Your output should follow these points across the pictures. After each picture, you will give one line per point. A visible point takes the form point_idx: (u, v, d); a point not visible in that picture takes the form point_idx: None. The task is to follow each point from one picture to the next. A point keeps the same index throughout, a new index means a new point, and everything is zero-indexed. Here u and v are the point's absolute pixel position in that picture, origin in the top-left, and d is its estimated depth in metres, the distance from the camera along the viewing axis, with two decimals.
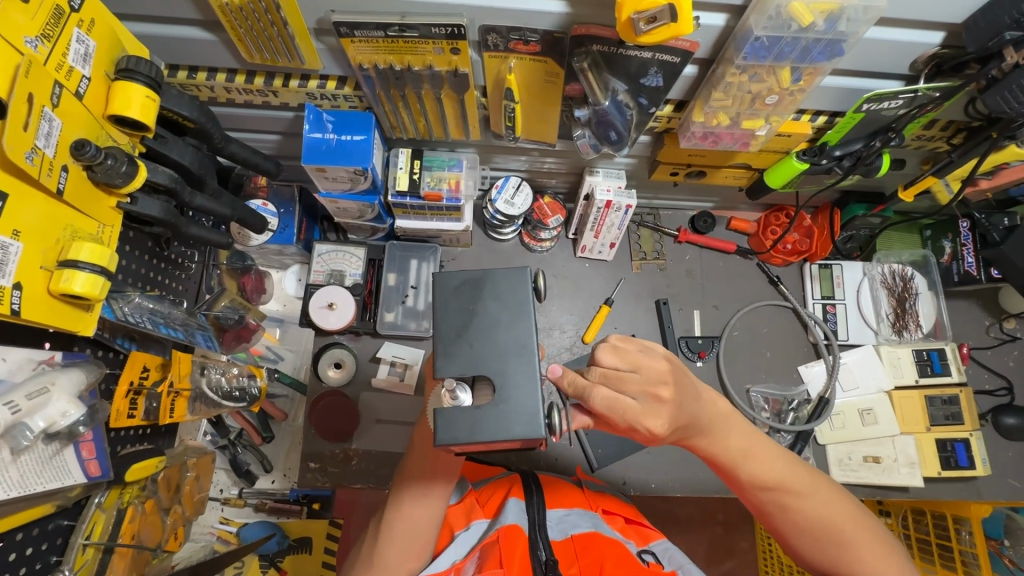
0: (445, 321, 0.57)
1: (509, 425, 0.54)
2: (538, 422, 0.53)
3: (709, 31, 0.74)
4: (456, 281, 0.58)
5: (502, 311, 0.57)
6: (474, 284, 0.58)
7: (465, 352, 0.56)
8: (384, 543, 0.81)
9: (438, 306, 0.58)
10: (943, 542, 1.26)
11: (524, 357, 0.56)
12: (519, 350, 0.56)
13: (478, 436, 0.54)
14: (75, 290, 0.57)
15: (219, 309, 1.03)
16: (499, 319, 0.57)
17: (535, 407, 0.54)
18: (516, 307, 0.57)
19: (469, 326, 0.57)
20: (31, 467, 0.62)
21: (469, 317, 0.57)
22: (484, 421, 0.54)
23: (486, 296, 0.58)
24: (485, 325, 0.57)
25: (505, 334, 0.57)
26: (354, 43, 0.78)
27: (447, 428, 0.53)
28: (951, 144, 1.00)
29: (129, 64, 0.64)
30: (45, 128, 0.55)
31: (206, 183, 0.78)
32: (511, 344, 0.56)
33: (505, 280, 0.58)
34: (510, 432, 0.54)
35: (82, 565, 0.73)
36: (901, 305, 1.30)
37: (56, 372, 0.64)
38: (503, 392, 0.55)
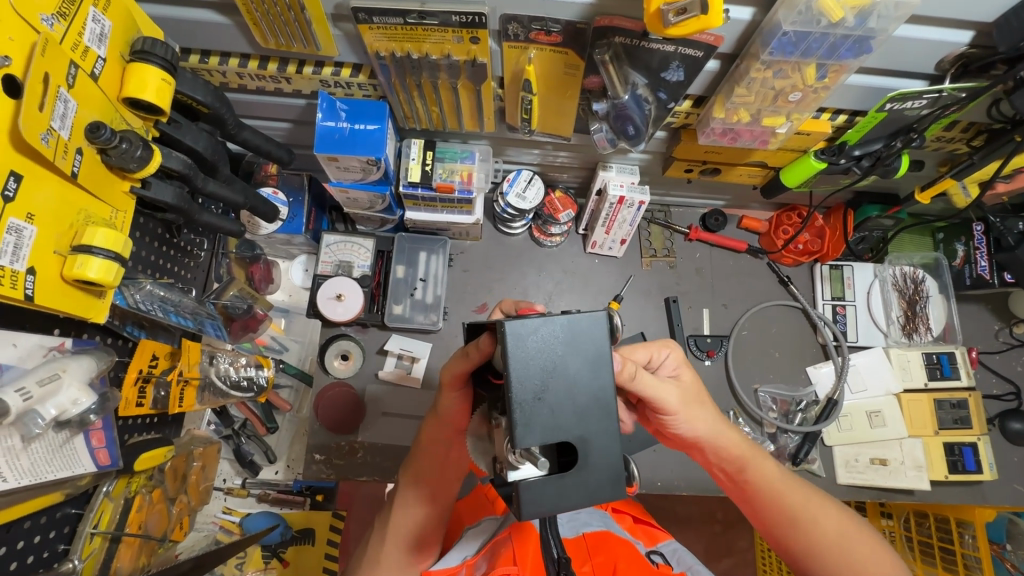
0: (520, 379, 0.49)
1: (595, 490, 0.50)
2: (622, 481, 0.50)
3: (736, 26, 0.73)
4: (531, 330, 0.49)
5: (582, 365, 0.50)
6: (551, 332, 0.50)
7: (545, 417, 0.49)
8: (391, 543, 0.80)
9: (514, 362, 0.49)
10: (946, 546, 1.27)
11: (607, 416, 0.51)
12: (601, 409, 0.50)
13: (564, 505, 0.49)
14: (89, 275, 0.56)
15: (227, 299, 1.02)
16: (579, 372, 0.50)
17: (619, 465, 0.50)
18: (597, 358, 0.51)
19: (549, 384, 0.49)
20: (42, 455, 0.61)
21: (547, 376, 0.49)
22: (570, 489, 0.49)
23: (564, 350, 0.50)
24: (565, 382, 0.50)
25: (585, 390, 0.50)
26: (371, 30, 0.77)
27: (535, 501, 0.48)
28: (971, 146, 0.99)
29: (145, 45, 0.63)
30: (60, 109, 0.53)
31: (218, 170, 0.77)
32: (592, 400, 0.50)
33: (583, 324, 0.51)
34: (592, 495, 0.50)
35: (90, 554, 0.72)
36: (911, 308, 1.29)
37: (66, 359, 0.63)
38: (587, 456, 0.50)
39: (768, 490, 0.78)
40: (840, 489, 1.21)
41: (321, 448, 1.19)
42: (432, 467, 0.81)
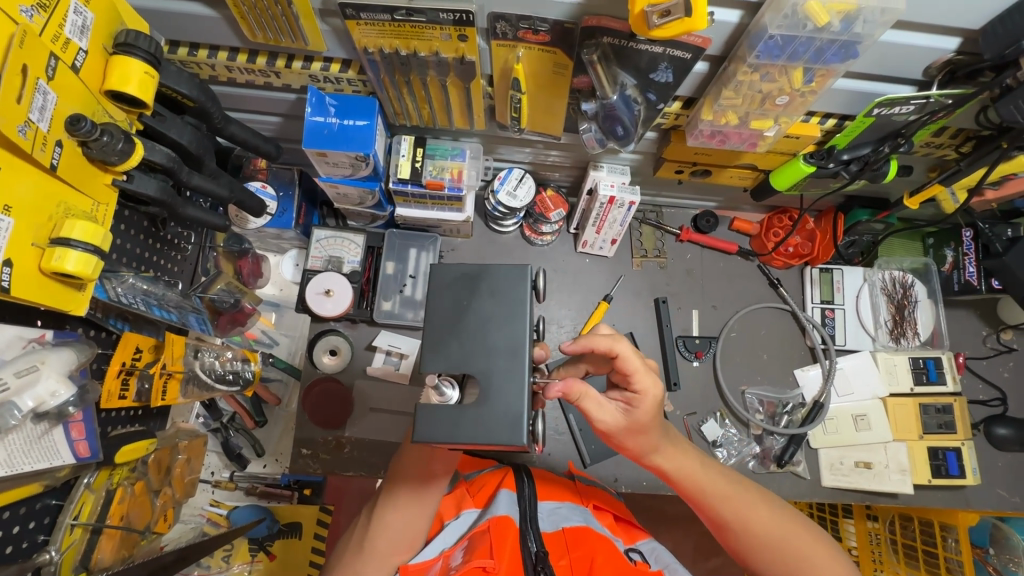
0: (438, 313, 0.60)
1: (490, 429, 0.55)
2: (519, 426, 0.55)
3: (723, 28, 0.73)
4: (456, 277, 0.61)
5: (495, 308, 0.60)
6: (472, 280, 0.61)
7: (455, 347, 0.59)
8: (377, 532, 0.80)
9: (432, 298, 0.61)
10: (930, 549, 1.29)
11: (513, 359, 0.58)
12: (506, 352, 0.58)
13: (458, 435, 0.55)
14: (68, 268, 0.56)
15: (214, 293, 1.01)
16: (492, 318, 0.59)
17: (517, 409, 0.56)
18: (512, 308, 0.60)
19: (461, 322, 0.59)
20: (20, 447, 0.61)
21: (462, 313, 0.60)
22: (465, 421, 0.56)
23: (482, 294, 0.60)
24: (477, 321, 0.59)
25: (494, 332, 0.59)
26: (359, 26, 0.77)
27: (427, 423, 0.56)
28: (959, 152, 0.99)
29: (128, 38, 0.62)
30: (39, 101, 0.53)
31: (204, 163, 0.76)
32: (500, 345, 0.58)
33: (503, 278, 0.60)
34: (492, 435, 0.56)
35: (69, 546, 0.72)
36: (899, 312, 1.30)
37: (46, 351, 0.63)
38: (487, 394, 0.57)
39: (726, 516, 0.79)
40: (824, 491, 1.22)
41: (307, 443, 1.19)
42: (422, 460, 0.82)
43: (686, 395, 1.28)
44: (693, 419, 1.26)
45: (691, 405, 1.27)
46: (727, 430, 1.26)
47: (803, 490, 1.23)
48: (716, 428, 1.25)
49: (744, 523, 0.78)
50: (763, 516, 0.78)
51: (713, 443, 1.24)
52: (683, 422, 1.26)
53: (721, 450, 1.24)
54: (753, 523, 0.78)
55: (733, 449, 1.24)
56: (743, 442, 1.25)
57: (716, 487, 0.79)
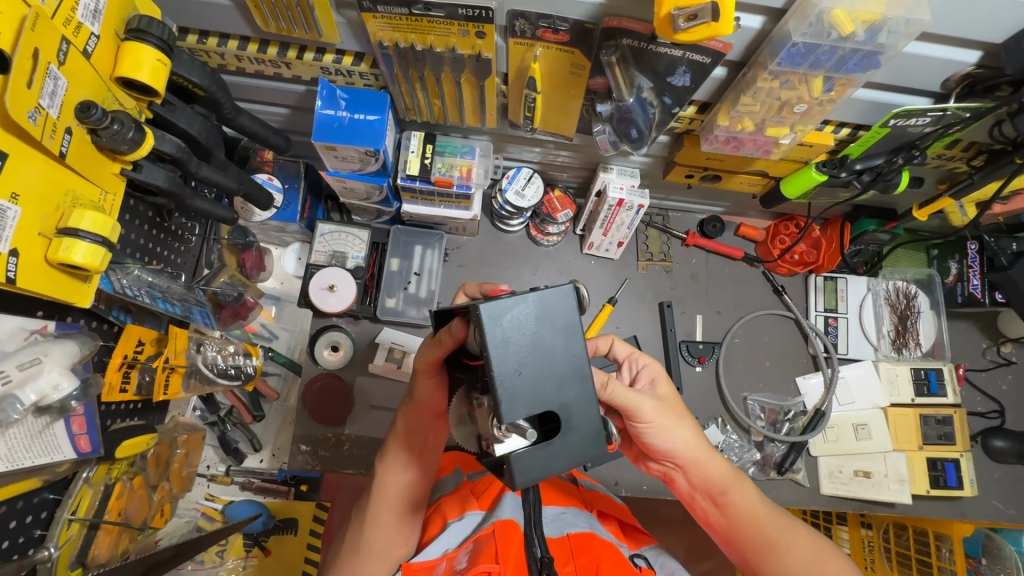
0: (498, 357, 0.47)
1: (581, 451, 0.50)
2: (607, 439, 0.50)
3: (746, 34, 0.72)
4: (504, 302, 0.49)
5: (556, 335, 0.50)
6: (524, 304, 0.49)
7: (528, 389, 0.48)
8: (369, 530, 0.79)
9: (488, 336, 0.47)
10: (923, 558, 1.31)
11: (586, 381, 0.50)
12: (577, 377, 0.50)
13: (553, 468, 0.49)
14: (75, 260, 0.55)
15: (217, 286, 1.01)
16: (554, 347, 0.49)
17: (600, 426, 0.50)
18: (571, 326, 0.50)
19: (527, 355, 0.48)
20: (21, 441, 0.59)
21: (525, 350, 0.48)
22: (557, 451, 0.49)
23: (538, 324, 0.49)
24: (543, 353, 0.49)
25: (562, 359, 0.50)
26: (374, 18, 0.75)
27: (527, 470, 0.48)
28: (971, 166, 0.99)
29: (141, 23, 0.61)
30: (50, 86, 0.51)
31: (212, 154, 0.75)
32: (571, 371, 0.50)
33: (551, 299, 0.50)
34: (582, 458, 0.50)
35: (67, 541, 0.71)
36: (902, 323, 1.30)
37: (49, 343, 0.61)
38: (568, 420, 0.49)
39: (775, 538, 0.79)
40: (822, 499, 1.22)
41: (307, 440, 1.17)
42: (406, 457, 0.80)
43: (688, 400, 1.27)
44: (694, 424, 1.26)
45: (693, 410, 1.27)
46: (728, 436, 1.26)
47: (802, 498, 1.23)
48: (718, 434, 1.25)
49: (781, 553, 0.78)
50: (800, 552, 0.78)
51: (714, 449, 1.24)
52: None
53: (722, 455, 1.24)
54: (788, 556, 0.78)
55: (733, 454, 1.25)
56: (743, 448, 1.25)
57: (758, 516, 0.80)
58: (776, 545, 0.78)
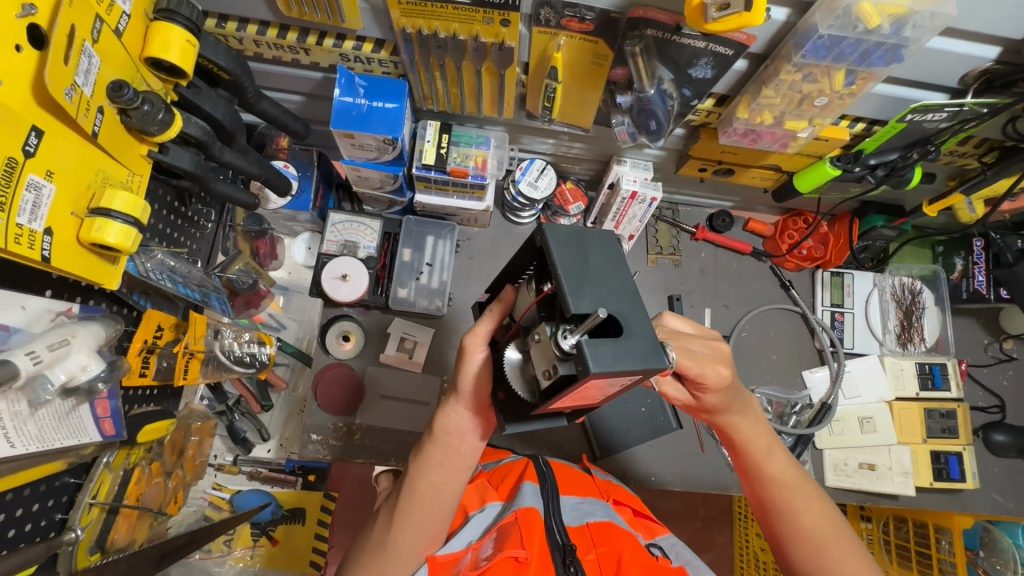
0: (561, 259, 0.53)
1: (644, 357, 0.50)
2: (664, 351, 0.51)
3: (771, 26, 0.72)
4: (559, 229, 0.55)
5: (607, 256, 0.55)
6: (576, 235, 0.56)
7: (589, 288, 0.52)
8: (398, 528, 0.75)
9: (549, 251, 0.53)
10: (922, 550, 1.33)
11: (637, 298, 0.54)
12: (629, 293, 0.54)
13: (621, 364, 0.48)
14: (108, 240, 0.54)
15: (233, 273, 0.99)
16: (608, 266, 0.55)
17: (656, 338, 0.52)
18: (616, 252, 0.56)
19: (584, 267, 0.53)
20: (49, 423, 0.59)
21: (585, 259, 0.54)
22: (624, 351, 0.49)
23: (593, 245, 0.55)
24: (599, 267, 0.54)
25: (615, 276, 0.54)
26: (398, 4, 0.75)
27: (599, 357, 0.47)
28: (982, 162, 1.01)
29: (171, 4, 0.60)
30: (85, 64, 0.51)
31: (235, 138, 0.74)
32: (624, 286, 0.54)
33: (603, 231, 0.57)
34: (644, 365, 0.50)
35: (88, 525, 0.71)
36: (907, 318, 1.32)
37: (76, 325, 0.61)
38: (626, 325, 0.52)
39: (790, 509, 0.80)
40: (827, 491, 1.24)
41: (318, 429, 1.17)
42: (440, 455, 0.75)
43: None
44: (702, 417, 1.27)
45: None
46: None
47: None
48: None
49: (795, 517, 0.80)
50: (816, 517, 0.79)
51: None
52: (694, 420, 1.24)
53: None
54: (804, 518, 0.79)
55: None
56: None
57: (785, 479, 0.81)
58: (792, 506, 0.80)
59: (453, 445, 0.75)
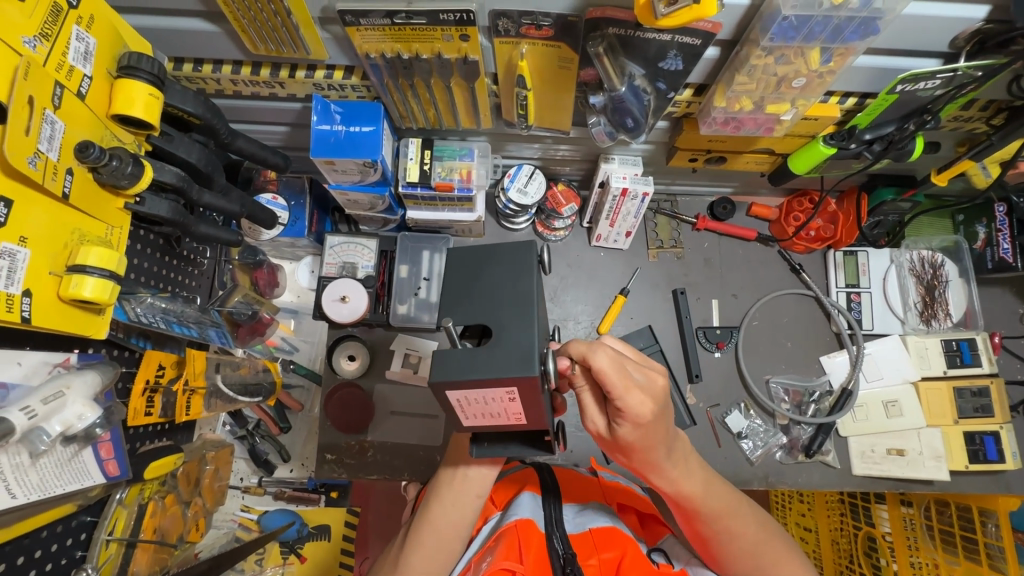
0: (454, 275, 0.67)
1: (502, 367, 0.56)
2: (528, 358, 0.55)
3: (734, 11, 0.70)
4: (465, 253, 0.68)
5: (502, 274, 0.65)
6: (481, 259, 0.67)
7: (471, 300, 0.64)
8: (411, 550, 0.77)
9: (450, 275, 0.67)
10: (968, 535, 1.26)
11: (516, 307, 0.61)
12: (516, 305, 0.61)
13: (474, 373, 0.55)
14: (85, 295, 0.59)
15: (233, 305, 1.04)
16: (500, 283, 0.64)
17: (524, 348, 0.57)
18: (513, 274, 0.64)
19: (483, 288, 0.65)
20: (51, 470, 0.64)
21: (472, 287, 0.65)
22: (479, 359, 0.57)
23: (486, 265, 0.66)
24: (483, 287, 0.65)
25: (502, 291, 0.63)
26: (360, 31, 0.75)
27: (457, 366, 0.56)
28: (991, 125, 0.95)
29: (131, 61, 0.64)
30: (47, 130, 0.55)
31: (213, 180, 0.77)
32: (511, 298, 0.62)
33: (510, 251, 0.66)
34: (503, 370, 0.56)
35: (105, 560, 0.75)
36: (929, 294, 1.25)
37: (71, 376, 0.65)
38: (500, 336, 0.59)
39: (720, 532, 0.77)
40: (855, 480, 1.19)
41: (331, 448, 1.19)
42: (452, 489, 0.79)
43: (708, 386, 1.25)
44: (716, 411, 1.24)
45: (714, 396, 1.25)
46: (752, 421, 1.23)
47: (833, 480, 1.20)
48: (741, 419, 1.23)
49: (730, 539, 0.77)
50: (752, 522, 0.78)
51: (737, 435, 1.22)
52: (707, 415, 1.23)
53: (746, 441, 1.22)
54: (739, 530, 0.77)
55: (758, 439, 1.22)
56: (769, 433, 1.23)
57: (719, 497, 0.76)
58: (729, 518, 0.76)
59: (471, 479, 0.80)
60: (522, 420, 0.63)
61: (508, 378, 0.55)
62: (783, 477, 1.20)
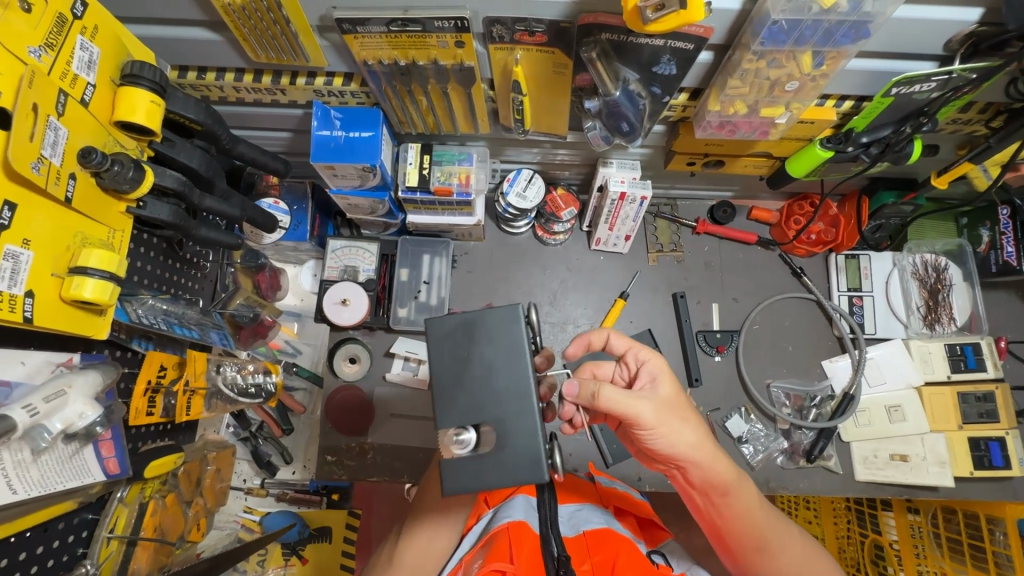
0: (440, 356, 0.63)
1: (513, 474, 0.59)
2: (539, 465, 0.58)
3: (725, 16, 0.70)
4: (448, 324, 0.63)
5: (495, 352, 0.62)
6: (467, 329, 0.62)
7: (463, 388, 0.62)
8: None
9: (435, 354, 0.63)
10: (975, 543, 1.24)
11: (518, 401, 0.60)
12: (516, 397, 0.61)
13: (486, 485, 0.59)
14: (85, 295, 0.60)
15: (234, 308, 1.04)
16: (493, 364, 0.61)
17: (534, 453, 0.59)
18: (507, 351, 0.62)
19: (476, 367, 0.62)
20: (52, 467, 0.65)
21: (462, 368, 0.62)
22: (487, 470, 0.59)
23: (474, 343, 0.62)
24: (474, 370, 0.62)
25: (500, 378, 0.61)
26: (358, 39, 0.77)
27: (473, 479, 0.59)
28: (991, 127, 0.94)
29: (133, 69, 0.66)
30: (51, 136, 0.57)
31: (214, 184, 0.78)
32: (507, 386, 0.61)
33: (497, 323, 0.62)
34: (512, 478, 0.59)
35: (106, 557, 0.77)
36: (933, 297, 1.24)
37: (73, 375, 0.66)
38: (504, 438, 0.60)
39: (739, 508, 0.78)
40: (857, 486, 1.18)
41: (332, 450, 1.21)
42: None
43: (708, 390, 1.25)
44: (717, 415, 1.23)
45: (714, 401, 1.24)
46: (753, 425, 1.23)
47: (835, 485, 1.19)
48: (741, 424, 1.22)
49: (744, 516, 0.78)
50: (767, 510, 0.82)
51: (738, 440, 1.21)
52: (707, 419, 1.23)
53: (747, 446, 1.21)
54: (760, 521, 0.79)
55: (759, 444, 1.21)
56: (769, 438, 1.22)
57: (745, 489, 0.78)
58: (754, 511, 0.79)
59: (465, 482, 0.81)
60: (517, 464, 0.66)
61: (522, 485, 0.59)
62: (784, 482, 1.19)
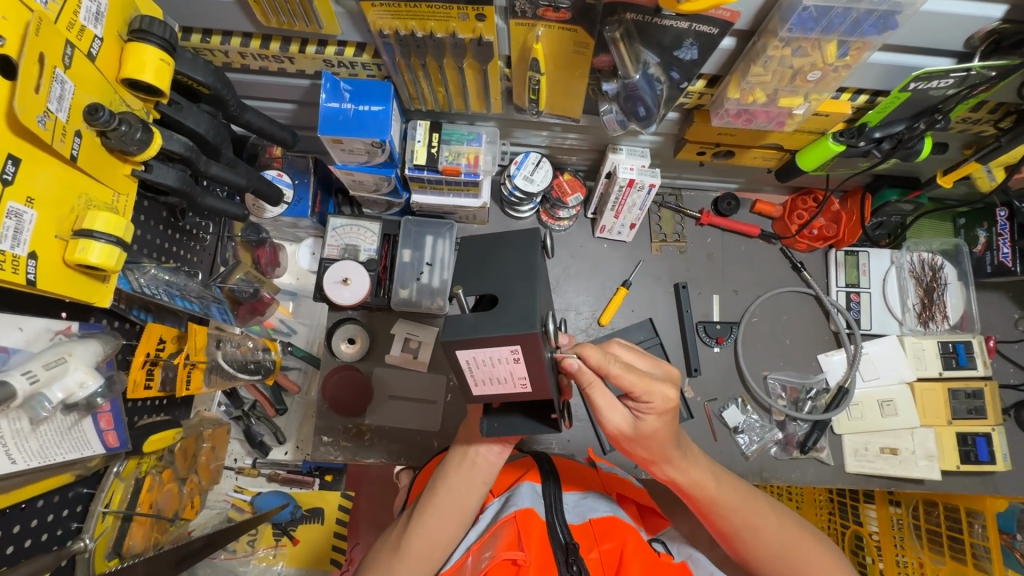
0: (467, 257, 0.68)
1: (505, 326, 0.57)
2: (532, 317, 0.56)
3: (754, 1, 0.69)
4: (479, 240, 0.69)
5: (516, 252, 0.65)
6: (495, 241, 0.68)
7: (484, 276, 0.64)
8: (414, 532, 0.78)
9: (463, 259, 0.68)
10: (954, 535, 1.27)
11: (528, 279, 0.61)
12: (526, 277, 0.61)
13: (479, 333, 0.56)
14: (91, 260, 0.58)
15: (234, 282, 1.03)
16: (512, 258, 0.65)
17: (530, 312, 0.57)
18: (527, 252, 0.65)
19: (495, 262, 0.65)
20: (51, 437, 0.63)
21: (485, 264, 0.66)
22: (485, 323, 0.57)
23: (500, 247, 0.67)
24: (495, 262, 0.65)
25: (515, 266, 0.64)
26: (373, 7, 0.74)
27: (464, 326, 0.57)
28: (998, 128, 0.95)
29: (143, 24, 0.63)
30: (57, 90, 0.54)
31: (221, 152, 0.76)
32: (522, 271, 0.62)
33: (522, 235, 0.67)
34: (506, 328, 0.56)
35: (101, 532, 0.75)
36: (928, 295, 1.26)
37: (73, 343, 0.64)
38: (507, 301, 0.60)
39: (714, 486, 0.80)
40: (847, 477, 1.21)
41: (328, 430, 1.19)
42: (461, 476, 0.80)
43: (706, 381, 1.26)
44: (714, 405, 1.24)
45: (712, 391, 1.25)
46: (749, 416, 1.24)
47: (826, 476, 1.22)
48: (737, 414, 1.23)
49: (722, 490, 0.80)
50: (733, 486, 0.81)
51: (734, 430, 1.22)
52: (704, 409, 1.24)
53: (742, 436, 1.22)
54: (720, 498, 0.80)
55: (754, 434, 1.22)
56: (764, 429, 1.23)
57: (697, 468, 0.79)
58: (710, 487, 0.79)
59: (479, 471, 0.81)
60: (528, 389, 0.62)
61: (511, 335, 0.55)
62: (777, 472, 1.20)
